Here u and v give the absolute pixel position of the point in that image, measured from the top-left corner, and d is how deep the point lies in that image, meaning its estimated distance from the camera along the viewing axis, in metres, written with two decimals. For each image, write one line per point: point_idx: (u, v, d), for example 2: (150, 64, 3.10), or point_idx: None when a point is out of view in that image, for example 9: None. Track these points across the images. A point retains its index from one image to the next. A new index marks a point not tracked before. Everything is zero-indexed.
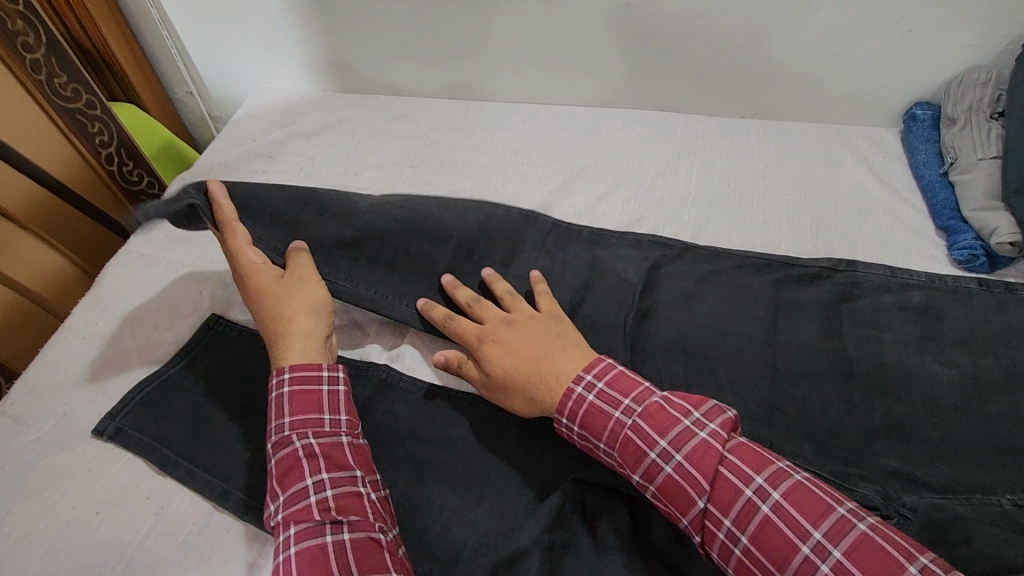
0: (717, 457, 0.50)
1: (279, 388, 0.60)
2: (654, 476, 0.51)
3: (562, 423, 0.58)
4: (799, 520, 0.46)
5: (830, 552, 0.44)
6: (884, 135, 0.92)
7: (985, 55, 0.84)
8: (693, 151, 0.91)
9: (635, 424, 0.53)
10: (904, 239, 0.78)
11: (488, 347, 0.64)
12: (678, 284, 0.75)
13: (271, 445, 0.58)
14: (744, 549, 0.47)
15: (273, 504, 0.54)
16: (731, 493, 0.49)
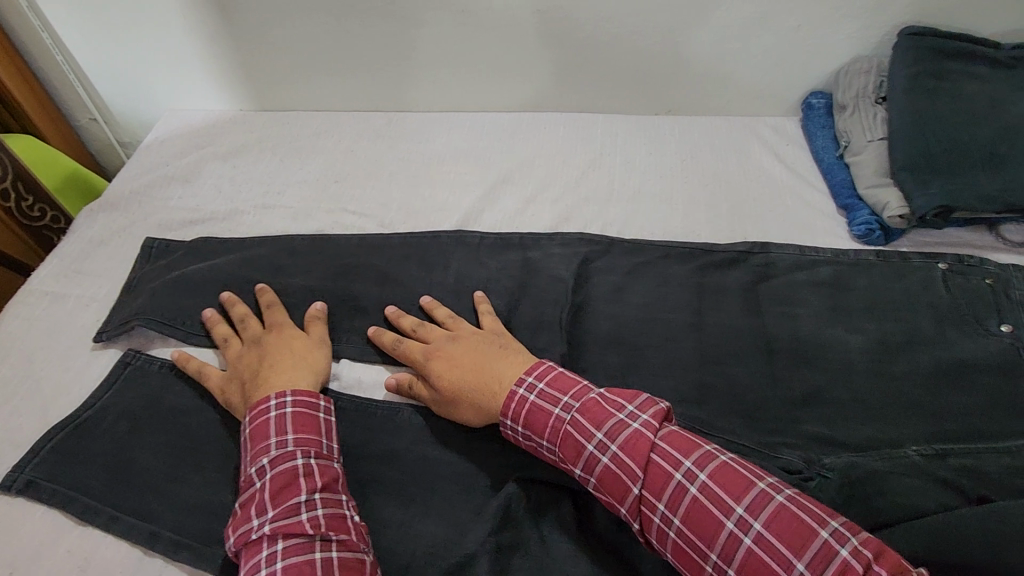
0: (648, 445, 0.52)
1: (281, 407, 0.59)
2: (593, 468, 0.53)
3: (507, 426, 0.59)
4: (723, 498, 0.48)
5: (752, 525, 0.46)
6: (786, 124, 0.99)
7: (865, 47, 0.92)
8: (613, 150, 0.94)
9: (573, 419, 0.55)
10: (810, 219, 0.84)
11: (434, 362, 0.64)
12: (608, 278, 0.77)
13: (263, 459, 0.56)
14: (678, 530, 0.49)
15: (259, 518, 0.52)
16: (662, 478, 0.51)
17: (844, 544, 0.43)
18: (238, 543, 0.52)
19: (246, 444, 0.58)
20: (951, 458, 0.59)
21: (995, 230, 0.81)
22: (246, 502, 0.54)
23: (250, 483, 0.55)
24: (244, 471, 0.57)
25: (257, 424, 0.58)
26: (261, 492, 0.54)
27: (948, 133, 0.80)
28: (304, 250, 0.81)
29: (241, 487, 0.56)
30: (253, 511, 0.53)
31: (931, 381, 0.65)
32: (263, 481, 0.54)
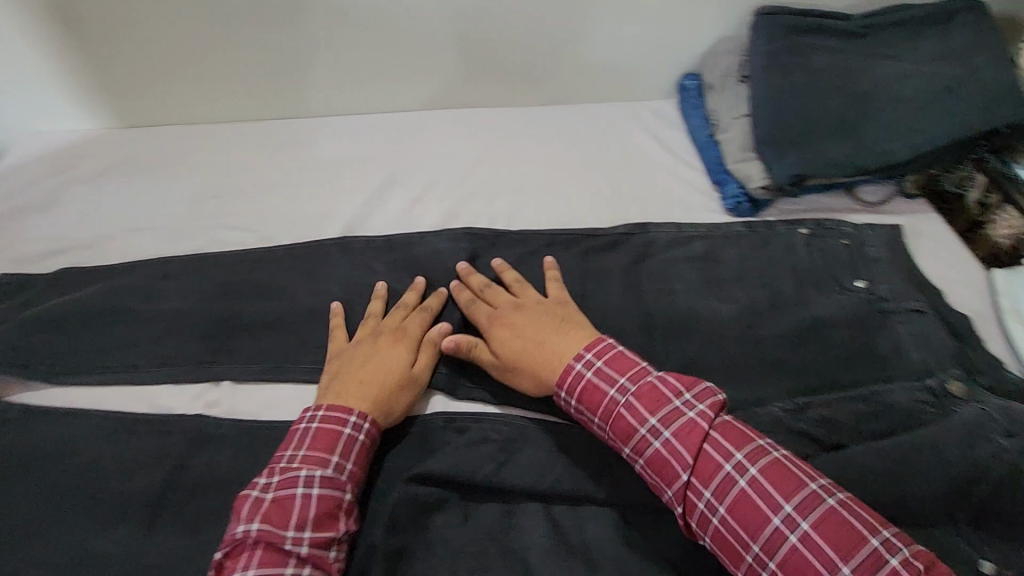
0: (701, 434, 0.54)
1: (355, 432, 0.58)
2: (643, 450, 0.55)
3: (560, 395, 0.60)
4: (773, 493, 0.51)
5: (799, 523, 0.49)
6: (663, 106, 1.02)
7: (726, 28, 0.97)
8: (500, 143, 0.95)
9: (628, 402, 0.57)
10: (686, 197, 0.88)
11: (495, 330, 0.66)
12: (495, 271, 0.78)
13: (320, 474, 0.55)
14: (721, 519, 0.51)
15: (297, 531, 0.52)
16: (712, 468, 0.53)
17: (894, 553, 0.46)
18: (260, 537, 0.51)
19: (305, 445, 0.57)
20: (812, 411, 0.63)
21: (852, 192, 0.86)
22: (282, 503, 0.53)
23: (293, 484, 0.54)
24: (289, 466, 0.55)
25: (324, 433, 0.57)
26: (306, 509, 0.53)
27: (804, 106, 0.84)
28: (177, 273, 0.77)
29: (274, 477, 0.55)
30: (292, 520, 0.52)
31: (796, 342, 0.70)
32: (309, 494, 0.53)
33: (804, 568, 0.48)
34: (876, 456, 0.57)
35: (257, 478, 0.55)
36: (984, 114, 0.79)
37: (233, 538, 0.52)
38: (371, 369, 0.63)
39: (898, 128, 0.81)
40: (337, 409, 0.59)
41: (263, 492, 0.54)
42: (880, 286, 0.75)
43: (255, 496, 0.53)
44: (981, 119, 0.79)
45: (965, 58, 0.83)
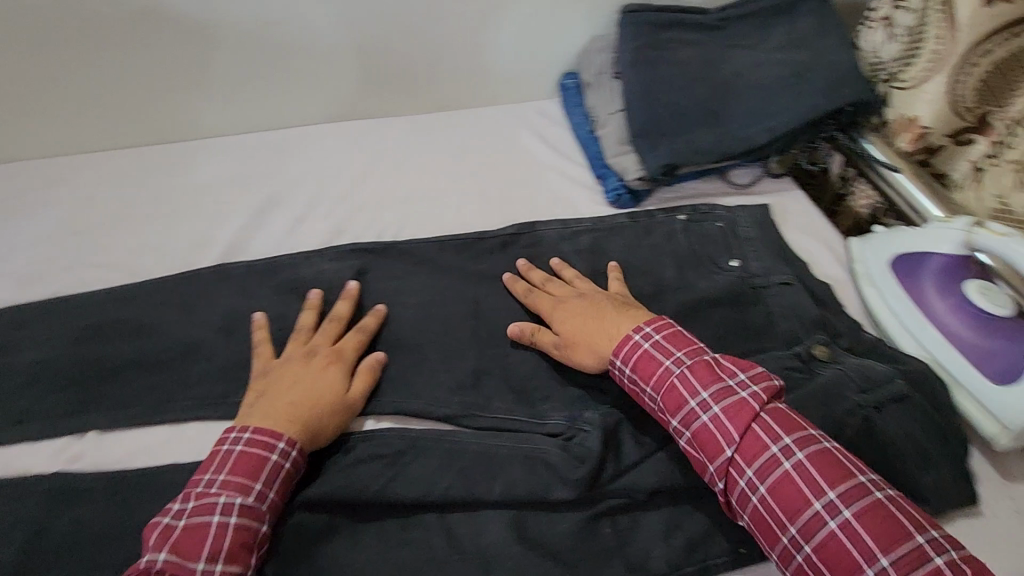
0: (751, 414, 0.56)
1: (281, 460, 0.56)
2: (691, 423, 0.57)
3: (614, 363, 0.63)
4: (819, 479, 0.52)
5: (841, 511, 0.50)
6: (548, 105, 1.05)
7: (597, 26, 1.00)
8: (387, 154, 0.95)
9: (683, 374, 0.59)
10: (572, 193, 0.90)
11: (562, 307, 0.70)
12: (385, 284, 0.77)
13: (239, 503, 0.53)
14: (761, 497, 0.53)
15: (207, 563, 0.50)
16: (758, 449, 0.55)
17: (940, 553, 0.47)
18: (166, 567, 0.50)
19: (226, 470, 0.55)
20: None
21: (725, 176, 0.91)
22: (194, 531, 0.52)
23: (208, 512, 0.52)
24: (206, 492, 0.54)
25: (247, 460, 0.56)
26: (220, 539, 0.51)
27: (671, 98, 0.88)
28: (34, 321, 0.71)
29: (189, 502, 0.53)
30: (203, 552, 0.51)
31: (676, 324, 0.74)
32: (225, 523, 0.52)
33: (838, 552, 0.49)
34: None
35: (171, 502, 0.54)
36: (829, 94, 0.84)
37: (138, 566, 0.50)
38: (309, 389, 0.62)
39: (755, 114, 0.86)
40: (264, 434, 0.57)
41: (178, 519, 0.53)
42: (752, 263, 0.79)
43: (167, 522, 0.52)
44: (828, 98, 0.84)
45: (808, 43, 0.89)
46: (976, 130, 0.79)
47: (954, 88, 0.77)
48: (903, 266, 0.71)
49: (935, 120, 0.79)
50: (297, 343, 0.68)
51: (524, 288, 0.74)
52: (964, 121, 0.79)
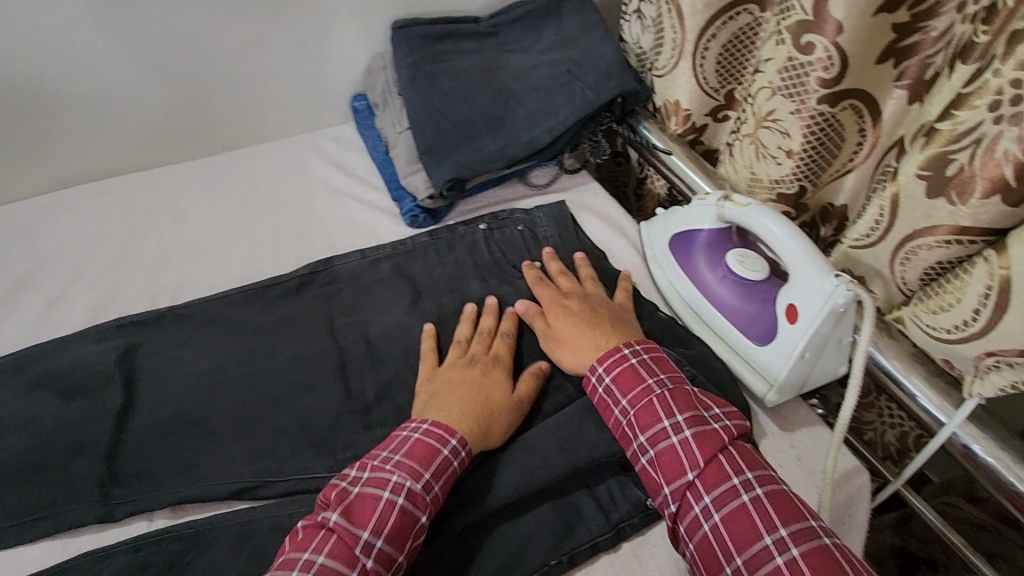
0: (719, 444, 0.55)
1: (451, 456, 0.56)
2: (658, 442, 0.55)
3: (595, 371, 0.61)
4: (773, 515, 0.51)
5: (789, 549, 0.49)
6: (344, 131, 1.00)
7: (377, 44, 0.96)
8: (161, 208, 0.86)
9: (662, 395, 0.57)
10: (371, 220, 0.87)
11: (563, 303, 0.69)
12: (159, 357, 0.69)
13: (408, 487, 0.53)
14: (713, 526, 0.51)
15: (371, 535, 0.51)
16: (719, 478, 0.53)
17: None
18: (336, 526, 0.51)
19: (402, 451, 0.55)
20: None
21: (524, 179, 0.92)
22: (362, 503, 0.52)
23: (381, 486, 0.53)
24: (382, 465, 0.55)
25: (423, 447, 0.55)
26: (385, 514, 0.52)
27: (452, 110, 0.86)
28: None
29: (364, 472, 0.54)
30: (370, 522, 0.51)
31: None
32: (393, 501, 0.52)
33: None
34: (549, 435, 0.60)
35: (350, 467, 0.56)
36: (598, 89, 0.87)
37: (316, 517, 0.53)
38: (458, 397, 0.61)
39: (535, 115, 0.87)
40: (440, 427, 0.57)
41: (351, 486, 0.54)
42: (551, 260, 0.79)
43: (342, 485, 0.54)
44: (598, 93, 0.87)
45: (574, 43, 0.92)
46: (726, 106, 0.84)
47: (697, 73, 0.81)
48: (679, 244, 0.74)
49: (692, 103, 0.84)
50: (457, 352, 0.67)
51: (538, 275, 0.75)
52: (715, 100, 0.83)
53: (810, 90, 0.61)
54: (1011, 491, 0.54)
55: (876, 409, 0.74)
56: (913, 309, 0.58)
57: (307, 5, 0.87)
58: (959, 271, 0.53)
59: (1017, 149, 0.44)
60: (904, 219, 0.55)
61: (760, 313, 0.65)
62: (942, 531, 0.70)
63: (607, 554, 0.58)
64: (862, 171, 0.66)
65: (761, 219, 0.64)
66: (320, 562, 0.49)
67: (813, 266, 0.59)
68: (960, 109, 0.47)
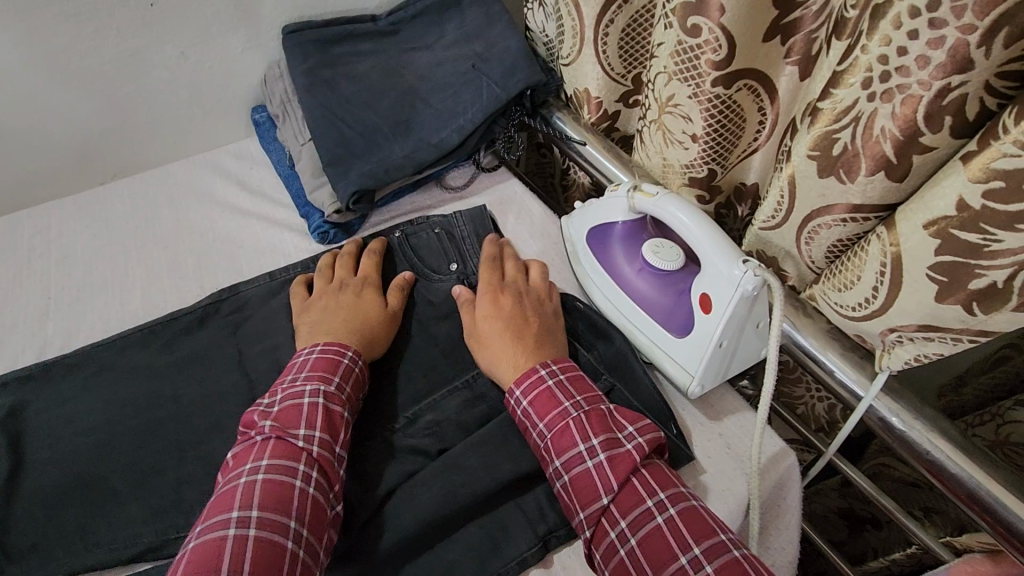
0: (632, 465, 0.53)
1: (353, 361, 0.60)
2: (572, 467, 0.54)
3: (513, 394, 0.59)
4: (685, 535, 0.50)
5: (704, 567, 0.48)
6: (247, 146, 0.94)
7: (272, 50, 0.90)
8: (48, 247, 0.79)
9: (578, 418, 0.55)
10: (281, 239, 0.82)
11: (495, 301, 0.66)
12: (47, 413, 0.62)
13: (324, 390, 0.56)
14: (629, 551, 0.51)
15: (307, 431, 0.53)
16: (632, 501, 0.52)
17: None
18: (270, 433, 0.53)
19: (306, 368, 0.58)
20: (422, 418, 0.63)
21: (441, 182, 0.89)
22: (289, 412, 0.54)
23: (298, 396, 0.55)
24: (292, 384, 0.57)
25: (325, 359, 0.59)
26: (314, 412, 0.54)
27: (354, 115, 0.82)
28: None
29: (278, 394, 0.56)
30: (302, 421, 0.54)
31: (400, 353, 0.67)
32: (316, 403, 0.55)
33: None
34: (473, 453, 0.59)
35: (260, 398, 0.57)
36: (505, 83, 0.84)
37: (246, 439, 0.54)
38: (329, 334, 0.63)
39: (443, 115, 0.83)
40: (335, 343, 0.61)
41: (269, 407, 0.55)
42: (468, 260, 0.75)
43: (260, 408, 0.55)
44: (505, 86, 0.83)
45: (479, 35, 0.88)
46: (635, 91, 0.83)
47: (602, 60, 0.78)
48: (596, 238, 0.72)
49: (600, 90, 0.82)
50: (324, 276, 0.71)
51: (495, 254, 0.72)
52: (622, 86, 0.81)
53: (703, 74, 0.59)
54: (928, 460, 0.54)
55: (804, 383, 0.75)
56: (822, 287, 0.58)
57: (186, 12, 0.79)
58: (858, 248, 0.53)
59: (893, 125, 0.44)
60: (803, 201, 0.54)
61: (676, 305, 0.64)
62: (874, 496, 0.68)
63: (538, 569, 0.55)
64: (766, 151, 0.65)
65: (670, 207, 0.62)
66: (267, 463, 0.50)
67: (722, 252, 0.57)
68: (838, 87, 0.46)
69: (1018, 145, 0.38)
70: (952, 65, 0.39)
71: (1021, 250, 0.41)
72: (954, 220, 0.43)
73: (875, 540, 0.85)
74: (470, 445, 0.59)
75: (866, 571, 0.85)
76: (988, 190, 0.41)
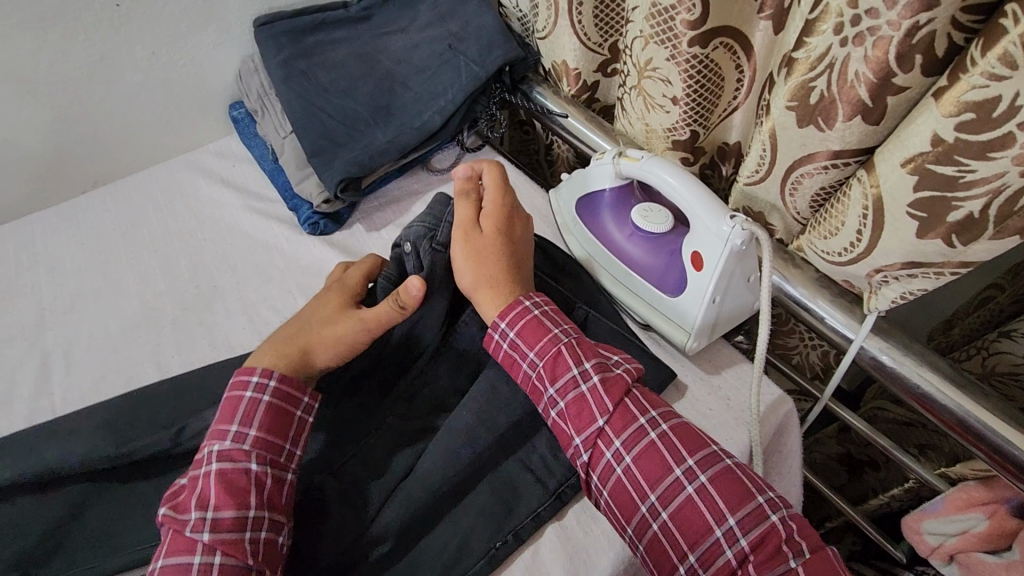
0: (624, 387, 0.56)
1: (258, 396, 0.54)
2: (567, 392, 0.55)
3: (498, 327, 0.59)
4: (680, 448, 0.53)
5: (698, 477, 0.51)
6: (228, 143, 0.94)
7: (244, 45, 0.89)
8: (36, 259, 0.79)
9: (567, 343, 0.57)
10: (271, 233, 0.82)
11: (505, 219, 0.64)
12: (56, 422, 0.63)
13: (219, 448, 0.52)
14: (626, 468, 0.53)
15: (198, 513, 0.49)
16: (627, 421, 0.54)
17: (774, 510, 0.49)
18: (167, 525, 0.50)
19: (212, 420, 0.54)
20: (429, 400, 0.64)
21: (426, 165, 0.89)
22: (189, 485, 0.51)
23: (196, 464, 0.52)
24: (200, 444, 0.54)
25: (227, 405, 0.54)
26: (204, 485, 0.50)
27: (334, 104, 0.82)
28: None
29: (189, 459, 0.54)
30: (194, 501, 0.50)
31: None
32: (208, 471, 0.51)
33: (691, 516, 0.50)
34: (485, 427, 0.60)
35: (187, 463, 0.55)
36: (483, 60, 0.84)
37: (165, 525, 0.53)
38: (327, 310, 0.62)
39: (423, 97, 0.83)
40: (239, 374, 0.56)
41: (181, 476, 0.53)
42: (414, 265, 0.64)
43: (175, 483, 0.53)
44: (483, 64, 0.83)
45: (451, 13, 0.88)
46: (612, 59, 0.83)
47: (577, 29, 0.78)
48: (585, 207, 0.73)
49: (578, 61, 0.82)
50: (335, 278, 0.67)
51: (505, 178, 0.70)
52: (600, 55, 0.82)
53: (679, 35, 0.60)
54: (918, 394, 0.57)
55: (798, 334, 0.77)
56: (808, 237, 0.60)
57: (155, 11, 0.79)
58: (840, 194, 0.54)
59: (866, 69, 0.45)
60: (785, 152, 0.55)
61: (669, 265, 0.65)
62: (872, 437, 0.71)
63: (555, 531, 0.57)
64: (745, 108, 0.66)
65: (657, 167, 0.63)
66: (162, 564, 0.49)
67: (708, 209, 0.59)
68: (811, 36, 0.47)
69: (986, 76, 0.40)
70: (919, 3, 0.40)
71: (994, 177, 0.42)
72: (930, 156, 0.45)
73: (873, 480, 0.88)
74: (478, 418, 0.59)
75: (867, 510, 0.88)
76: (960, 122, 0.42)
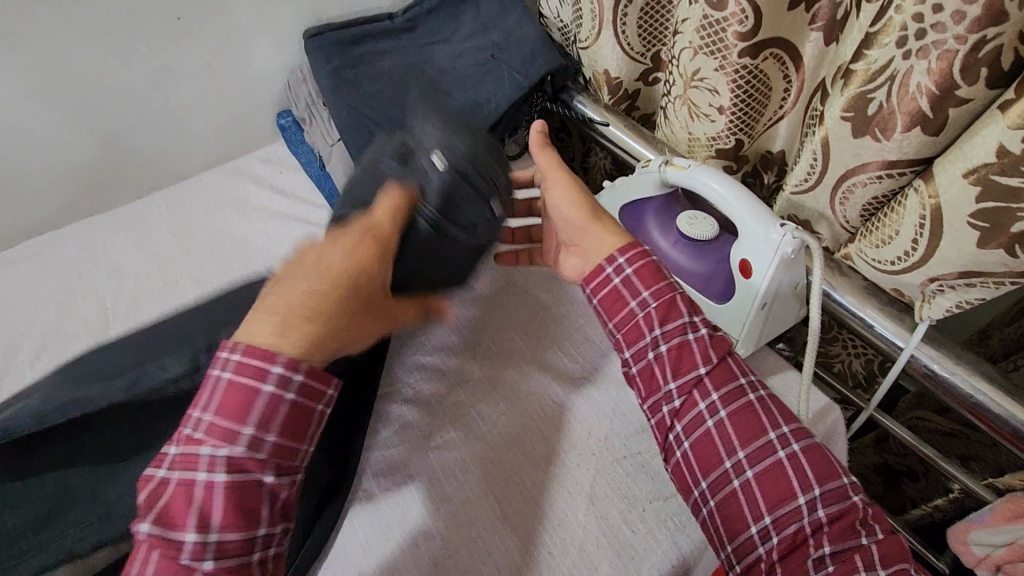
0: (726, 347, 0.57)
1: (279, 392, 0.46)
2: (672, 338, 0.57)
3: (614, 261, 0.59)
4: (776, 414, 0.55)
5: (790, 443, 0.53)
6: (275, 150, 0.97)
7: (295, 55, 0.92)
8: (98, 261, 0.82)
9: (682, 293, 0.58)
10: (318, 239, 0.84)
11: None
12: None
13: (232, 452, 0.45)
14: (718, 420, 0.55)
15: (201, 531, 0.43)
16: (727, 378, 0.56)
17: (857, 491, 0.51)
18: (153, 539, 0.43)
19: (213, 410, 0.45)
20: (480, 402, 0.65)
21: None
22: (184, 491, 0.44)
23: (194, 467, 0.44)
24: (194, 435, 0.45)
25: (237, 397, 0.46)
26: (212, 500, 0.44)
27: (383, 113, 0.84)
28: None
29: (177, 449, 0.45)
30: (195, 515, 0.44)
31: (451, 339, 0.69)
32: (215, 482, 0.44)
33: (776, 479, 0.52)
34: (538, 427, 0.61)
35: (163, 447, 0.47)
36: (527, 69, 0.86)
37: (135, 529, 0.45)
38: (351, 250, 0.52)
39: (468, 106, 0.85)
40: (256, 357, 0.46)
41: (162, 475, 0.45)
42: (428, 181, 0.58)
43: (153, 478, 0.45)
44: (527, 73, 0.85)
45: (495, 23, 0.90)
46: (654, 69, 0.84)
47: (621, 40, 0.80)
48: (629, 213, 0.74)
49: (621, 71, 0.83)
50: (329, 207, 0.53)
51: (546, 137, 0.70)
52: (642, 65, 0.83)
53: (729, 46, 0.61)
54: (972, 404, 0.56)
55: (841, 342, 0.77)
56: (858, 246, 0.60)
57: (216, 24, 0.82)
58: (894, 203, 0.55)
59: (928, 81, 0.46)
60: (838, 162, 0.56)
61: (715, 273, 0.66)
62: (914, 445, 0.71)
63: (607, 535, 0.57)
64: (792, 117, 0.67)
65: (706, 177, 0.63)
66: None
67: (759, 219, 0.59)
68: (871, 48, 0.48)
69: None
70: (986, 17, 0.41)
71: None
72: (994, 166, 0.45)
73: (913, 490, 0.87)
74: None
75: (907, 521, 0.88)
76: None
